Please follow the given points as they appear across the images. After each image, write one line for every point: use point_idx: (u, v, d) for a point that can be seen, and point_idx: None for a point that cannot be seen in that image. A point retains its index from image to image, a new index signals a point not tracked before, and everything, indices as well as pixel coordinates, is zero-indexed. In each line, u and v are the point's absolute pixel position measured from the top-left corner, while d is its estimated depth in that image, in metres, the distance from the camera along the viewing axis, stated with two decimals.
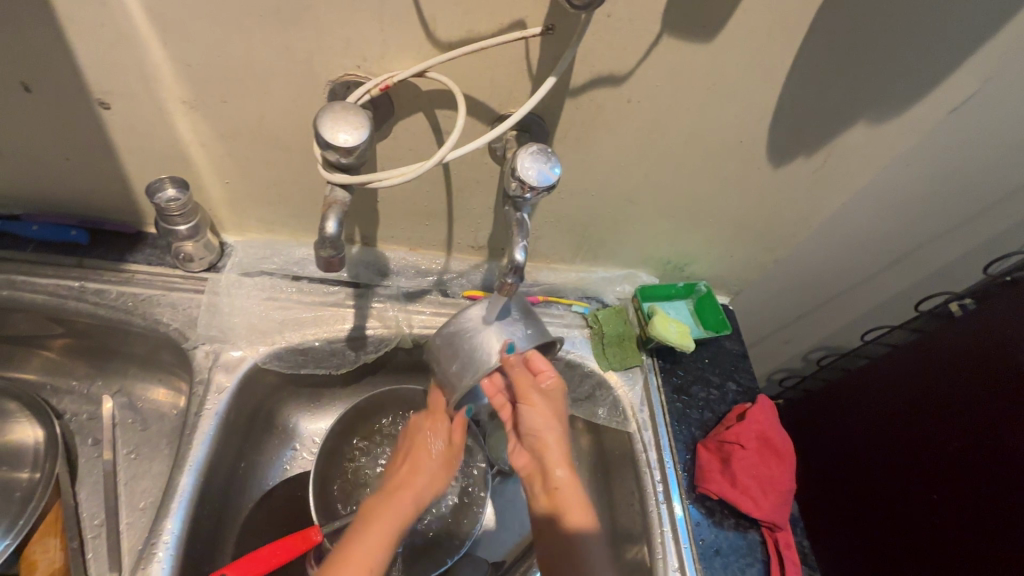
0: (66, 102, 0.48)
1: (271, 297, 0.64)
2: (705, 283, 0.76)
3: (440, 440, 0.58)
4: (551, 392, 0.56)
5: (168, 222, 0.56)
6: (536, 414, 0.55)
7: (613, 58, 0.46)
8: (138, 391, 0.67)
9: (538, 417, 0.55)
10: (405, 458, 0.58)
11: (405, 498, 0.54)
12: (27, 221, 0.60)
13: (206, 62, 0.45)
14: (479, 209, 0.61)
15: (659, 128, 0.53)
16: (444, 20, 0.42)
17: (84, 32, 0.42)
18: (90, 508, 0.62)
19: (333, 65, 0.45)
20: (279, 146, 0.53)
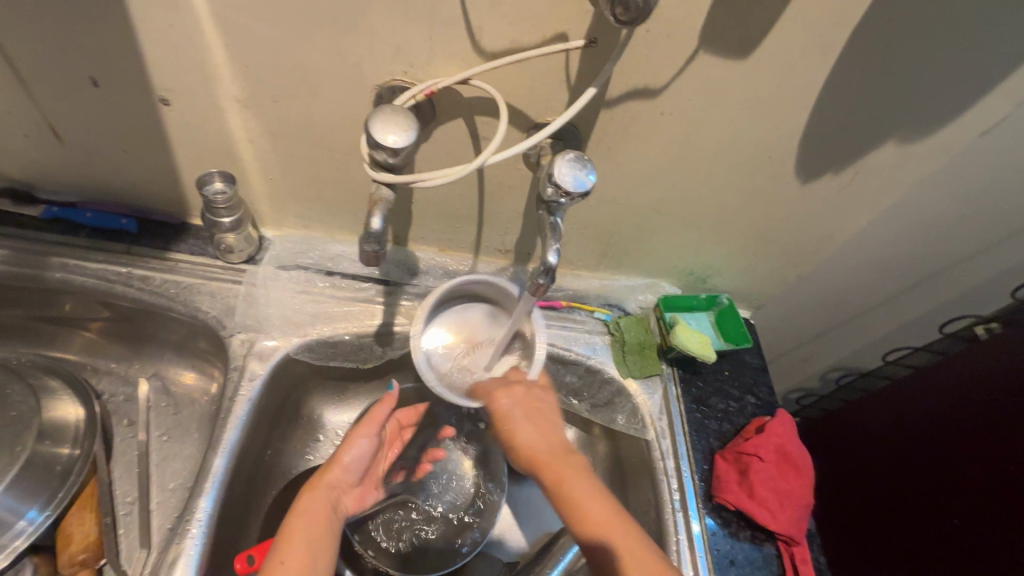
0: (131, 97, 0.51)
1: (305, 291, 0.66)
2: (727, 296, 0.76)
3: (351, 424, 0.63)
4: (518, 428, 0.57)
5: (213, 214, 0.59)
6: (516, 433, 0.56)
7: (649, 72, 0.48)
8: (170, 375, 0.70)
9: (522, 438, 0.56)
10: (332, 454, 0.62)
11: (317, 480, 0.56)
12: (82, 209, 0.63)
13: (264, 63, 0.47)
14: (509, 214, 0.63)
15: (690, 140, 0.55)
16: (490, 30, 0.44)
17: (154, 33, 0.45)
18: (122, 485, 0.64)
19: (381, 70, 0.48)
20: (323, 145, 0.55)
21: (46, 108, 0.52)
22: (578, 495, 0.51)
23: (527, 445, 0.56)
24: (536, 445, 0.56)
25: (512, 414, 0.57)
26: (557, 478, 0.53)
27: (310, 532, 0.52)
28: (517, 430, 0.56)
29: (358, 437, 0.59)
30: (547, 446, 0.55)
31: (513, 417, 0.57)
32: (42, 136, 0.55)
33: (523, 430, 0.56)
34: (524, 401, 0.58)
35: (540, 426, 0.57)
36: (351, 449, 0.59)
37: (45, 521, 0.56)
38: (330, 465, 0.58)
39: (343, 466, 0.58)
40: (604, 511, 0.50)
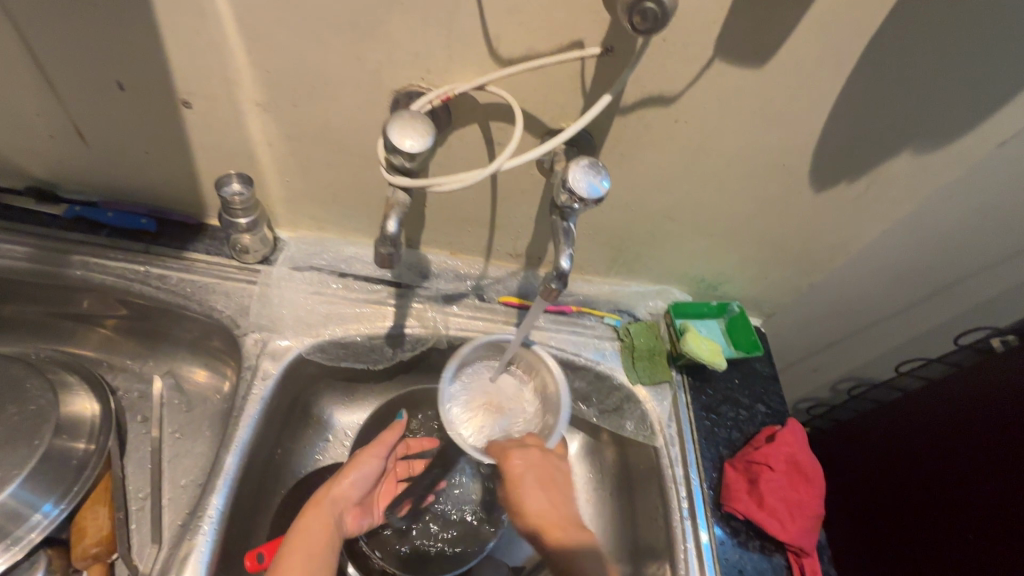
0: (154, 99, 0.52)
1: (318, 292, 0.67)
2: (738, 303, 0.76)
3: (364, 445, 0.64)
4: (526, 497, 0.56)
5: (230, 214, 0.60)
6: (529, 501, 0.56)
7: (665, 81, 0.48)
8: (184, 373, 0.71)
9: (533, 504, 0.56)
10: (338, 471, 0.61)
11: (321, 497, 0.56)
12: (103, 208, 0.64)
13: (285, 68, 0.48)
14: (521, 219, 0.63)
15: (703, 148, 0.55)
16: (507, 38, 0.45)
17: (178, 38, 0.46)
18: (135, 481, 0.65)
19: (399, 75, 0.48)
20: (339, 148, 0.56)
21: (72, 109, 0.54)
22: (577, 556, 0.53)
23: (537, 516, 0.56)
24: (547, 511, 0.56)
25: (522, 480, 0.56)
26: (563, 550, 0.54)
27: (313, 547, 0.52)
28: (524, 496, 0.56)
29: (366, 457, 0.60)
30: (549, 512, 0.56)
31: (526, 483, 0.56)
32: (67, 136, 0.57)
33: (530, 495, 0.56)
34: (538, 467, 0.58)
35: (548, 494, 0.57)
36: (360, 467, 0.59)
37: (60, 515, 0.57)
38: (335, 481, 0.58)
39: (349, 483, 0.58)
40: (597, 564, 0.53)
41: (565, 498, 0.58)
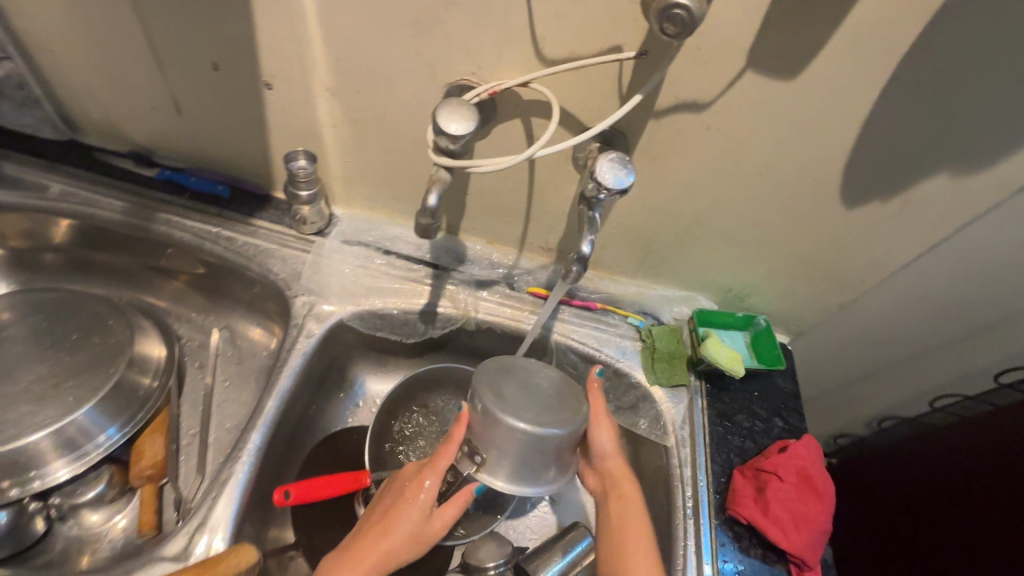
0: (242, 81, 0.59)
1: (363, 265, 0.73)
2: (765, 317, 0.77)
3: (425, 499, 0.54)
4: (603, 451, 0.63)
5: (294, 186, 0.66)
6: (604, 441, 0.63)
7: (698, 88, 0.51)
8: (239, 329, 0.78)
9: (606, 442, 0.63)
10: (387, 511, 0.55)
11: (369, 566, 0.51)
12: (187, 174, 0.73)
13: (354, 57, 0.55)
14: (555, 212, 0.67)
15: (733, 155, 0.57)
16: (552, 39, 0.49)
17: (268, 27, 0.53)
18: (188, 419, 0.72)
19: (453, 70, 0.54)
20: (395, 134, 0.62)
21: (173, 85, 0.62)
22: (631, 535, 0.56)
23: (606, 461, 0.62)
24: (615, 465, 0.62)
25: (603, 437, 0.63)
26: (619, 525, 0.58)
27: None
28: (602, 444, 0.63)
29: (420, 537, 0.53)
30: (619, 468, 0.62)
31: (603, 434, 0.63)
32: (166, 109, 0.65)
33: (608, 455, 0.63)
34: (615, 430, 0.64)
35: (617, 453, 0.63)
36: (410, 546, 0.53)
37: (119, 439, 0.64)
38: (387, 550, 0.52)
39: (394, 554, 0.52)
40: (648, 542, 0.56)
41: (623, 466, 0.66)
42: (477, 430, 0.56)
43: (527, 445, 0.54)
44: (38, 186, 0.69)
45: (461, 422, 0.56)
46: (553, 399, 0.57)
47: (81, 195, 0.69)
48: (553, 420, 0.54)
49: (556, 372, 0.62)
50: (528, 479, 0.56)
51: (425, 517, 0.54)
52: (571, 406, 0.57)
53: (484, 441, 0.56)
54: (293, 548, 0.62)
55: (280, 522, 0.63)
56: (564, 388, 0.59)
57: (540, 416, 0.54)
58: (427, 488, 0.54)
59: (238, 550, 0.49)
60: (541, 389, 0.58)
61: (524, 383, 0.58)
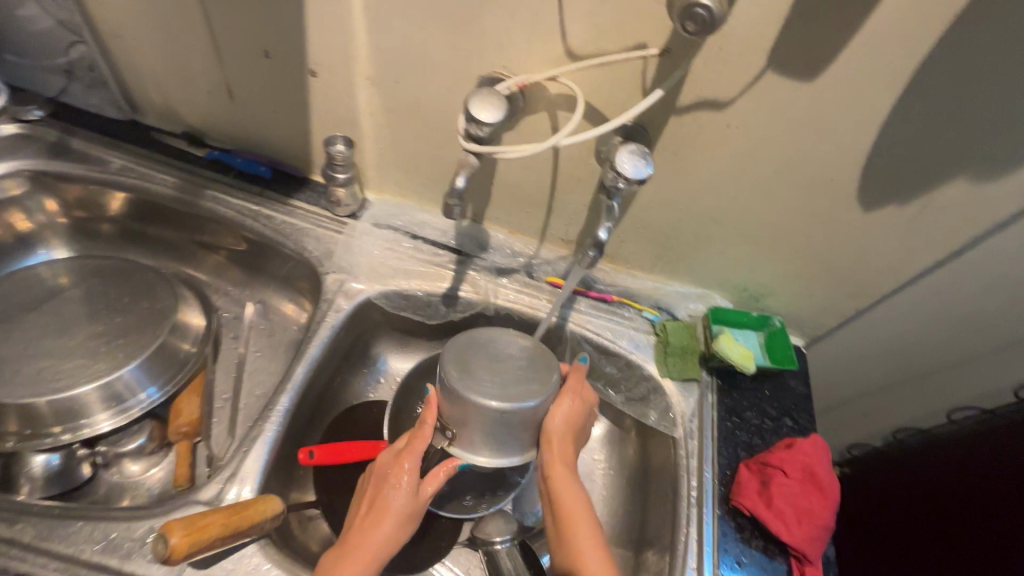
0: (289, 68, 0.64)
1: (391, 248, 0.77)
2: (780, 320, 0.78)
3: (405, 483, 0.55)
4: (553, 433, 0.59)
5: (331, 169, 0.70)
6: (560, 417, 0.60)
7: (719, 87, 0.53)
8: (273, 304, 0.83)
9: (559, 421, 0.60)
10: (370, 505, 0.56)
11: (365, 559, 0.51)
12: (234, 154, 0.77)
13: (395, 48, 0.59)
14: (576, 205, 0.70)
15: (752, 154, 0.59)
16: (580, 36, 0.52)
17: (317, 18, 0.58)
18: (221, 384, 0.77)
19: (486, 63, 0.57)
20: (427, 123, 0.65)
21: (227, 70, 0.67)
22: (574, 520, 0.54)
23: (557, 440, 0.59)
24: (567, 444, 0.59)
25: (553, 417, 0.59)
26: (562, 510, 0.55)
27: None
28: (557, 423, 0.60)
29: (404, 519, 0.54)
30: (565, 452, 0.59)
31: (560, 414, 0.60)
32: (219, 93, 0.70)
33: (555, 437, 0.59)
34: (569, 411, 0.61)
35: (567, 434, 0.60)
36: (399, 530, 0.54)
37: (157, 397, 0.69)
38: (378, 538, 0.53)
39: (387, 540, 0.53)
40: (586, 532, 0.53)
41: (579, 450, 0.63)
42: (447, 409, 0.59)
43: (495, 419, 0.56)
44: (99, 159, 0.75)
45: (431, 407, 0.59)
46: (520, 371, 0.59)
47: (138, 169, 0.75)
48: (517, 394, 0.56)
49: (527, 341, 0.63)
50: (499, 452, 0.59)
51: (410, 498, 0.55)
52: (538, 377, 0.59)
53: (455, 419, 0.59)
54: (314, 509, 0.66)
55: (302, 484, 0.67)
56: (535, 360, 0.61)
57: (506, 390, 0.57)
58: (409, 471, 0.56)
59: (264, 497, 0.53)
60: (510, 362, 0.60)
61: (493, 357, 0.60)
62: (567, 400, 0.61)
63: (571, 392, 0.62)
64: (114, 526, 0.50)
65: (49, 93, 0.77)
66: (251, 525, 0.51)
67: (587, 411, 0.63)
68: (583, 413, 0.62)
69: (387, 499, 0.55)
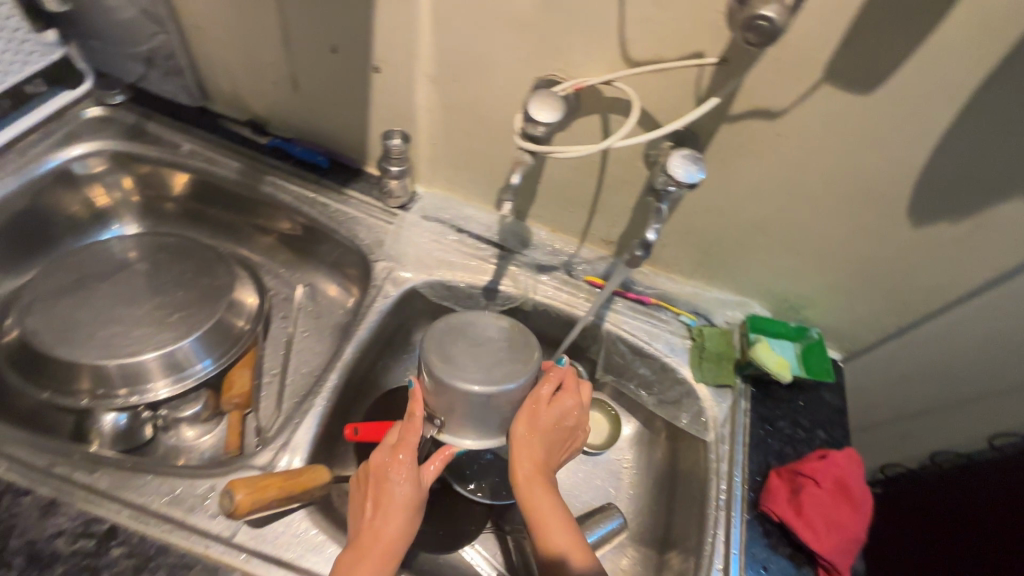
0: (354, 64, 0.67)
1: (437, 240, 0.79)
2: (818, 332, 0.78)
3: (408, 475, 0.55)
4: (520, 441, 0.59)
5: (387, 161, 0.74)
6: (525, 425, 0.59)
7: (774, 97, 0.54)
8: (321, 287, 0.87)
9: (524, 429, 0.59)
10: (371, 502, 0.54)
11: (383, 553, 0.51)
12: (294, 144, 0.81)
13: (457, 48, 0.61)
14: (621, 207, 0.72)
15: (801, 164, 0.59)
16: (639, 42, 0.53)
17: (386, 16, 0.61)
18: (270, 361, 0.81)
19: (544, 65, 0.59)
20: (481, 121, 0.68)
21: (295, 64, 0.71)
22: (547, 524, 0.55)
23: (523, 448, 0.58)
24: (534, 450, 0.59)
25: (518, 425, 0.59)
26: (537, 515, 0.56)
27: None
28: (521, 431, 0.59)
29: (414, 506, 0.55)
30: (532, 461, 0.58)
31: (524, 424, 0.59)
32: (286, 84, 0.74)
33: (523, 447, 0.59)
34: (534, 418, 0.60)
35: (535, 441, 0.59)
36: (411, 518, 0.54)
37: (210, 371, 0.72)
38: (392, 530, 0.52)
39: (402, 528, 0.53)
40: (563, 534, 0.55)
41: (557, 455, 0.62)
42: (433, 399, 0.59)
43: (482, 404, 0.57)
44: (171, 143, 0.79)
45: (416, 398, 0.59)
46: (503, 353, 0.60)
47: (206, 154, 0.79)
48: (501, 376, 0.57)
49: (505, 320, 0.64)
50: (489, 433, 0.60)
51: (415, 487, 0.55)
52: (520, 356, 0.60)
53: (442, 408, 0.59)
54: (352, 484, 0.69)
55: (342, 460, 0.70)
56: (515, 337, 0.62)
57: (490, 374, 0.57)
58: (408, 462, 0.56)
59: (313, 466, 0.57)
60: (491, 345, 0.60)
61: (473, 341, 0.60)
62: (532, 407, 0.60)
63: (538, 397, 0.61)
64: (178, 483, 0.54)
65: (129, 79, 0.83)
66: (303, 491, 0.54)
67: (564, 411, 0.62)
68: (554, 416, 0.61)
69: (392, 491, 0.54)
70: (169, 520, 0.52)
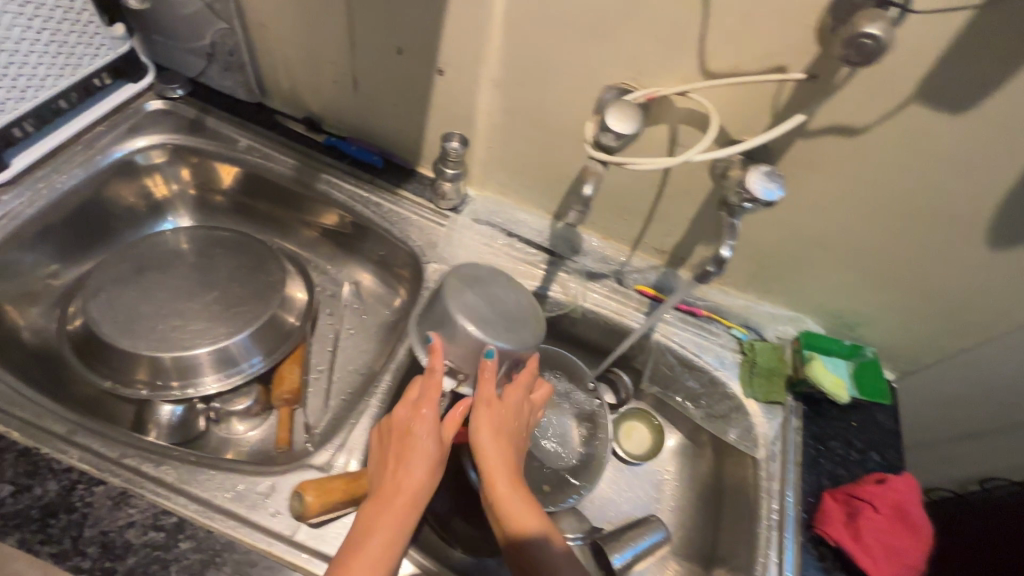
0: (418, 66, 0.67)
1: (488, 243, 0.79)
2: (873, 351, 0.76)
3: (429, 431, 0.55)
4: (485, 447, 0.56)
5: (443, 164, 0.74)
6: (484, 429, 0.57)
7: (856, 113, 0.53)
8: (367, 286, 0.87)
9: (483, 433, 0.56)
10: (392, 457, 0.54)
11: (404, 507, 0.51)
12: (348, 142, 0.81)
13: (526, 54, 0.61)
14: (679, 217, 0.71)
15: (876, 182, 0.58)
16: (718, 54, 0.52)
17: (456, 20, 0.60)
18: (317, 357, 0.82)
19: (615, 73, 0.58)
20: (543, 126, 0.67)
21: (357, 64, 0.71)
22: (523, 524, 0.54)
23: (488, 454, 0.56)
24: (498, 454, 0.56)
25: (479, 430, 0.56)
26: (514, 520, 0.54)
27: (382, 561, 0.49)
28: (484, 437, 0.56)
29: (435, 458, 0.54)
30: (498, 467, 0.56)
31: (484, 429, 0.57)
32: (345, 84, 0.74)
33: (486, 451, 0.56)
34: (494, 416, 0.58)
35: (501, 440, 0.57)
36: (433, 472, 0.54)
37: (257, 368, 0.73)
38: (413, 484, 0.52)
39: (425, 480, 0.53)
40: (540, 528, 0.54)
41: (522, 447, 0.60)
42: (454, 350, 0.61)
43: (506, 359, 0.61)
44: (229, 139, 0.80)
45: (438, 352, 0.58)
46: (516, 316, 0.63)
47: (263, 150, 0.80)
48: (524, 334, 0.62)
49: (517, 286, 0.67)
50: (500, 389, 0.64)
51: (437, 442, 0.55)
52: (532, 316, 0.65)
53: (460, 361, 0.61)
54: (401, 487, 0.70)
55: None
56: (524, 298, 0.66)
57: (511, 333, 0.61)
58: (429, 419, 0.55)
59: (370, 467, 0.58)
60: (507, 303, 0.64)
61: (491, 300, 0.63)
62: (489, 410, 0.58)
63: (490, 398, 0.58)
64: (239, 479, 0.55)
65: (189, 73, 0.83)
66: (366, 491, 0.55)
67: (520, 404, 0.61)
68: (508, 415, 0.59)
69: (415, 444, 0.54)
70: (232, 516, 0.53)
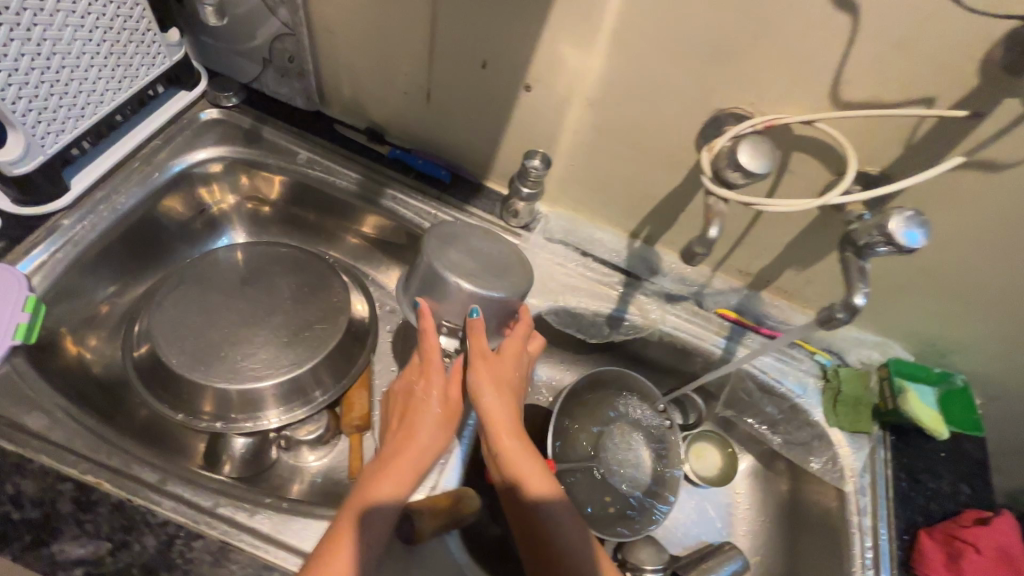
0: (503, 82, 0.62)
1: (561, 264, 0.76)
2: (963, 378, 0.74)
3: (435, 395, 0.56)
4: (488, 401, 0.56)
5: (520, 182, 0.69)
6: (485, 382, 0.57)
7: (1000, 148, 0.49)
8: None
9: (485, 388, 0.56)
10: (399, 421, 0.57)
11: (404, 467, 0.53)
12: (414, 155, 0.77)
13: (629, 73, 0.56)
14: (773, 241, 0.67)
15: (1005, 215, 0.54)
16: (855, 83, 0.48)
17: (556, 36, 0.56)
18: (382, 379, 0.79)
19: (730, 97, 0.54)
20: (636, 146, 0.63)
21: (433, 75, 0.66)
22: (524, 475, 0.55)
23: (493, 411, 0.56)
24: (501, 407, 0.57)
25: (481, 385, 0.56)
26: (517, 471, 0.55)
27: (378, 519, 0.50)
28: (487, 391, 0.56)
29: (440, 423, 0.56)
30: (501, 421, 0.56)
31: (486, 386, 0.56)
32: (416, 95, 0.70)
33: (487, 404, 0.56)
34: (491, 371, 0.58)
35: (503, 393, 0.57)
36: (435, 436, 0.55)
37: (329, 397, 0.71)
38: (411, 447, 0.54)
39: (426, 446, 0.54)
40: (542, 480, 0.55)
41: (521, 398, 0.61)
42: (446, 309, 0.61)
43: (497, 307, 0.60)
44: (288, 151, 0.76)
45: (426, 316, 0.58)
46: (499, 262, 0.62)
47: (323, 163, 0.76)
48: (512, 280, 0.61)
49: (497, 238, 0.66)
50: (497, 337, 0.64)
51: (442, 405, 0.56)
52: (517, 262, 0.63)
53: (449, 315, 0.61)
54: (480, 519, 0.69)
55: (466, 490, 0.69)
56: (506, 247, 0.65)
57: (497, 280, 0.60)
58: (435, 383, 0.57)
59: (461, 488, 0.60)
60: (488, 253, 0.63)
61: (472, 253, 0.62)
62: (488, 366, 0.57)
63: (485, 353, 0.58)
64: None
65: (242, 79, 0.78)
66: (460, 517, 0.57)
67: (517, 362, 0.61)
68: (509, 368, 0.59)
69: (419, 408, 0.56)
70: None
